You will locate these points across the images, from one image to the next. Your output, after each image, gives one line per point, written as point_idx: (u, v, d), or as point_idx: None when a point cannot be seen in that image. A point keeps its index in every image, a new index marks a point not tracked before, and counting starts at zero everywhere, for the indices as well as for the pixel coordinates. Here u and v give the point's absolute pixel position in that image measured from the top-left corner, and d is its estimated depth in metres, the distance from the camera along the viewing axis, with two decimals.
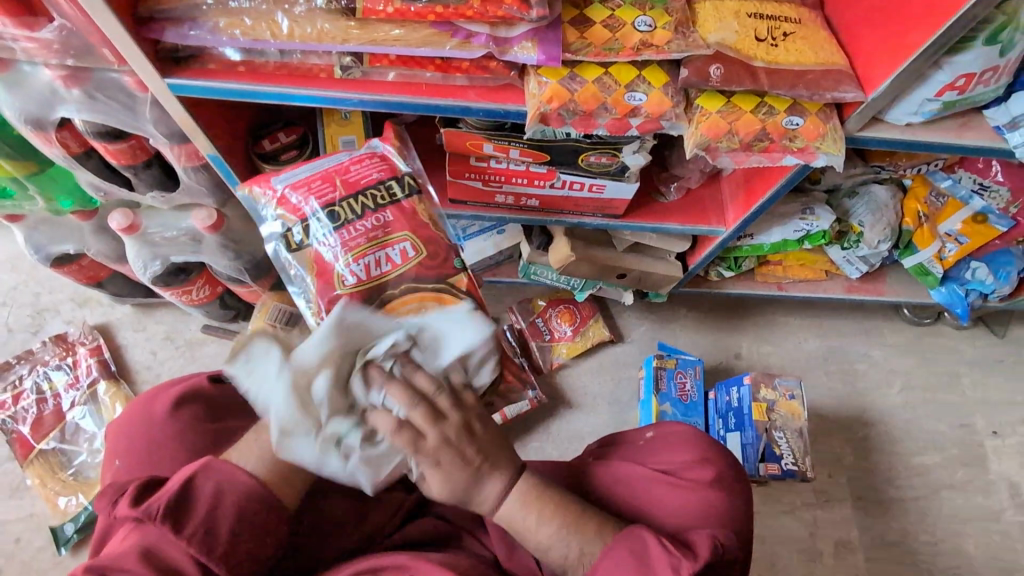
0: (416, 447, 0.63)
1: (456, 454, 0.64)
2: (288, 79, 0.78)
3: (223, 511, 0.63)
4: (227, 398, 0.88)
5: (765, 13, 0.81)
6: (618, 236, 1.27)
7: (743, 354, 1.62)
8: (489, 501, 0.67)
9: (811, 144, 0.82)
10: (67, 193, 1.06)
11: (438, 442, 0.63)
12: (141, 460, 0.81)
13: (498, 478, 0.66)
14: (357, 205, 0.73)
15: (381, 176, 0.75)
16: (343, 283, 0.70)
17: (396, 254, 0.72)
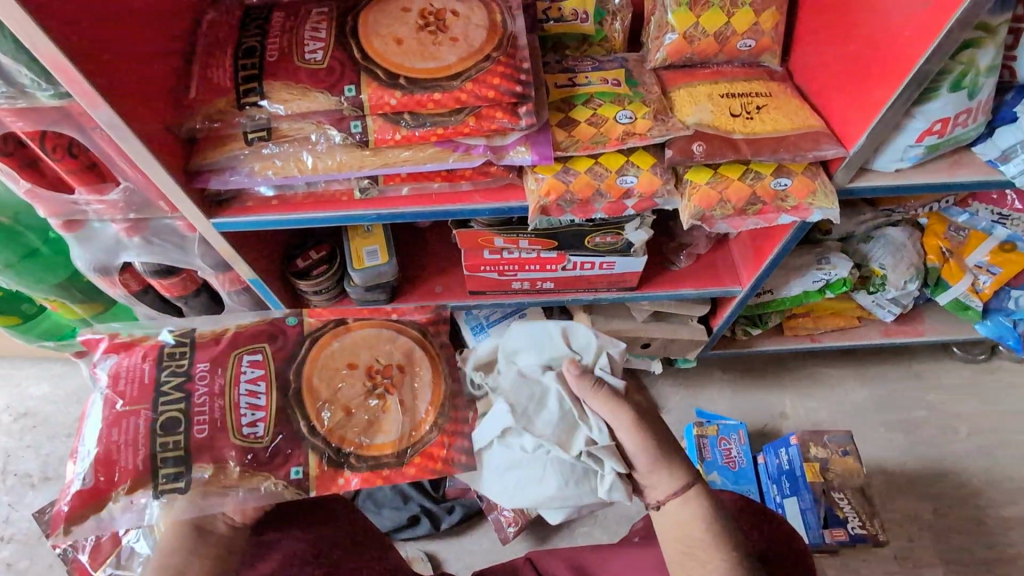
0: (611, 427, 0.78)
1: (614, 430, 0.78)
2: (315, 205, 0.88)
3: None
4: None
5: (737, 92, 0.88)
6: (636, 306, 1.29)
7: (790, 413, 1.56)
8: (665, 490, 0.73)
9: (804, 202, 0.85)
10: (127, 326, 1.19)
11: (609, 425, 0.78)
12: None
13: (682, 476, 0.72)
14: (171, 390, 0.71)
15: (153, 357, 0.73)
16: (260, 433, 0.72)
17: (251, 371, 0.75)
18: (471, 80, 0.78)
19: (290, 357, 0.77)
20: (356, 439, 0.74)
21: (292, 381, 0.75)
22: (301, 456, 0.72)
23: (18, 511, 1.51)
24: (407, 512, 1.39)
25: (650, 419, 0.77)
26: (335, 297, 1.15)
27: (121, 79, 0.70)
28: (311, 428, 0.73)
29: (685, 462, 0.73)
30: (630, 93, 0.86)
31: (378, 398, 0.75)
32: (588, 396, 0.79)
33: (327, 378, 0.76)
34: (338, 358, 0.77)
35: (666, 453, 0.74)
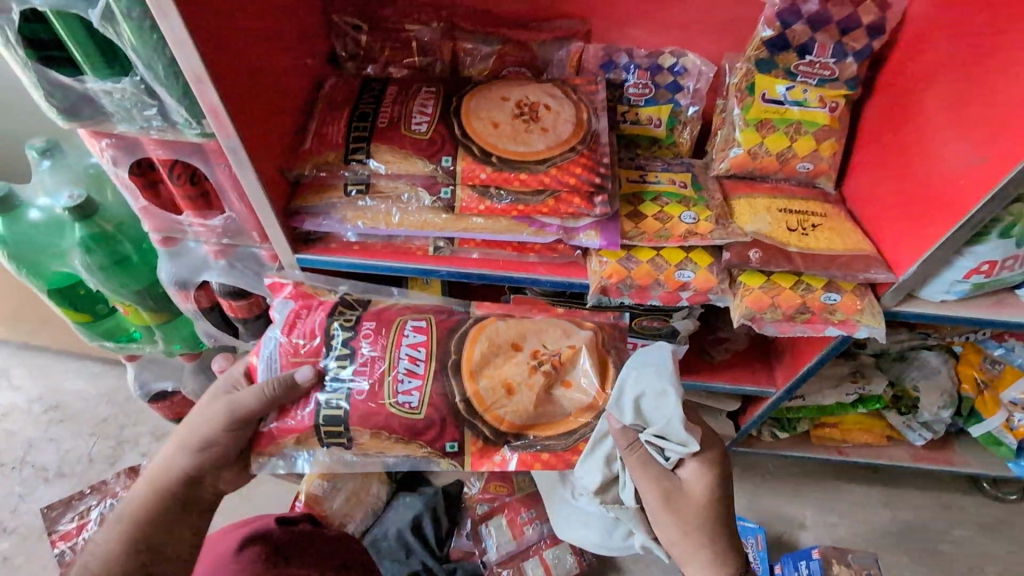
0: (661, 500, 0.78)
1: (662, 509, 0.78)
2: (390, 255, 0.95)
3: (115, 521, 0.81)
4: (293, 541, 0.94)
5: (794, 209, 0.95)
6: None
7: (808, 525, 1.52)
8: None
9: (851, 317, 0.90)
10: (183, 338, 1.23)
11: (662, 509, 0.78)
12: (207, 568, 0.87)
13: (718, 566, 0.78)
14: (335, 366, 0.84)
15: (329, 316, 0.88)
16: (413, 407, 0.82)
17: (414, 336, 0.86)
18: (555, 165, 0.86)
19: (455, 328, 0.87)
20: (525, 424, 0.83)
21: (452, 353, 0.85)
22: (457, 434, 0.82)
23: (28, 504, 1.52)
24: (408, 566, 1.39)
25: (701, 502, 0.78)
26: None
27: (254, 127, 0.79)
28: (470, 408, 0.82)
29: (726, 553, 0.78)
30: (694, 196, 0.94)
31: (542, 377, 0.83)
32: (624, 456, 0.80)
33: (490, 354, 0.84)
34: (506, 336, 0.86)
35: (707, 534, 0.78)
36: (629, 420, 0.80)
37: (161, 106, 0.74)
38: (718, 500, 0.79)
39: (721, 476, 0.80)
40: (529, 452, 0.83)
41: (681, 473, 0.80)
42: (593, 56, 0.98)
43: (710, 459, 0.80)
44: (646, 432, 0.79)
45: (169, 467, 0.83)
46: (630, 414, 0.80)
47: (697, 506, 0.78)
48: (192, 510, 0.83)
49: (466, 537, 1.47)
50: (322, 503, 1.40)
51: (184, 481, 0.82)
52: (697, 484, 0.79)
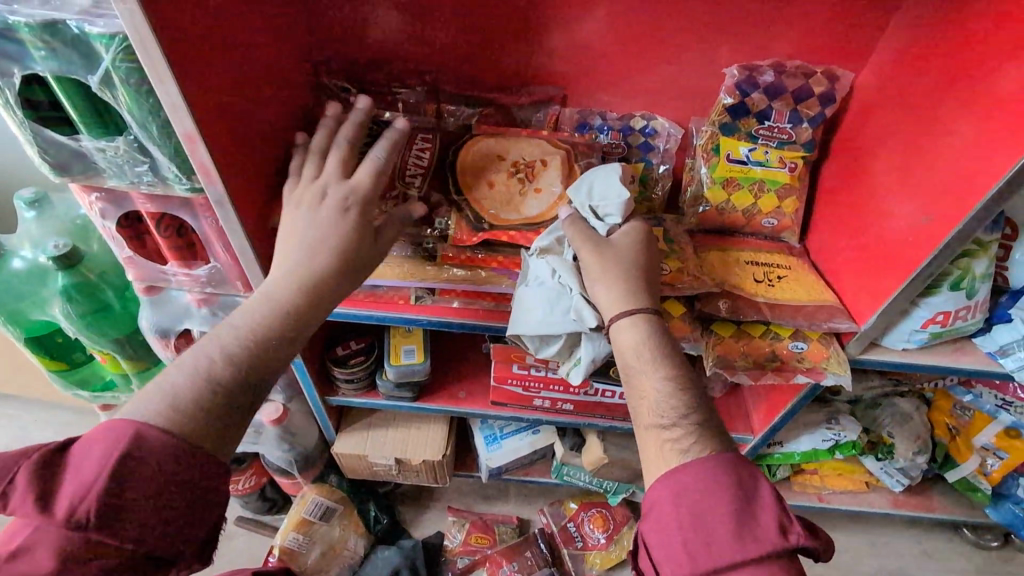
0: (587, 237, 0.83)
1: (588, 239, 0.83)
2: (373, 304, 0.97)
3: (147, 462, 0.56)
4: None
5: (760, 261, 1.00)
6: None
7: None
8: (614, 313, 0.78)
9: (818, 365, 0.94)
10: None
11: (590, 252, 0.81)
12: None
13: (634, 302, 0.77)
14: None
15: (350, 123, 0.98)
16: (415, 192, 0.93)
17: (421, 145, 0.97)
18: (543, 229, 0.90)
19: (453, 140, 0.99)
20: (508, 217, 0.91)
21: (447, 158, 0.97)
22: (445, 217, 0.92)
23: None
24: None
25: (628, 252, 0.82)
26: (363, 388, 1.21)
27: (241, 181, 0.82)
28: (458, 192, 0.92)
29: (645, 298, 0.78)
30: (667, 249, 0.97)
31: (517, 180, 0.94)
32: (565, 227, 0.85)
33: (478, 159, 0.96)
34: (492, 149, 0.96)
35: (638, 285, 0.79)
36: (579, 203, 0.88)
37: (152, 163, 0.77)
38: (644, 255, 0.82)
39: (649, 250, 0.83)
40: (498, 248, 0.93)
41: (615, 234, 0.84)
42: (568, 118, 1.05)
43: (642, 231, 0.85)
44: (603, 207, 0.86)
45: (247, 331, 0.67)
46: (584, 198, 0.88)
47: (635, 248, 0.82)
48: (254, 388, 0.66)
49: None
50: (297, 556, 1.36)
51: (305, 308, 0.71)
52: (626, 240, 0.83)
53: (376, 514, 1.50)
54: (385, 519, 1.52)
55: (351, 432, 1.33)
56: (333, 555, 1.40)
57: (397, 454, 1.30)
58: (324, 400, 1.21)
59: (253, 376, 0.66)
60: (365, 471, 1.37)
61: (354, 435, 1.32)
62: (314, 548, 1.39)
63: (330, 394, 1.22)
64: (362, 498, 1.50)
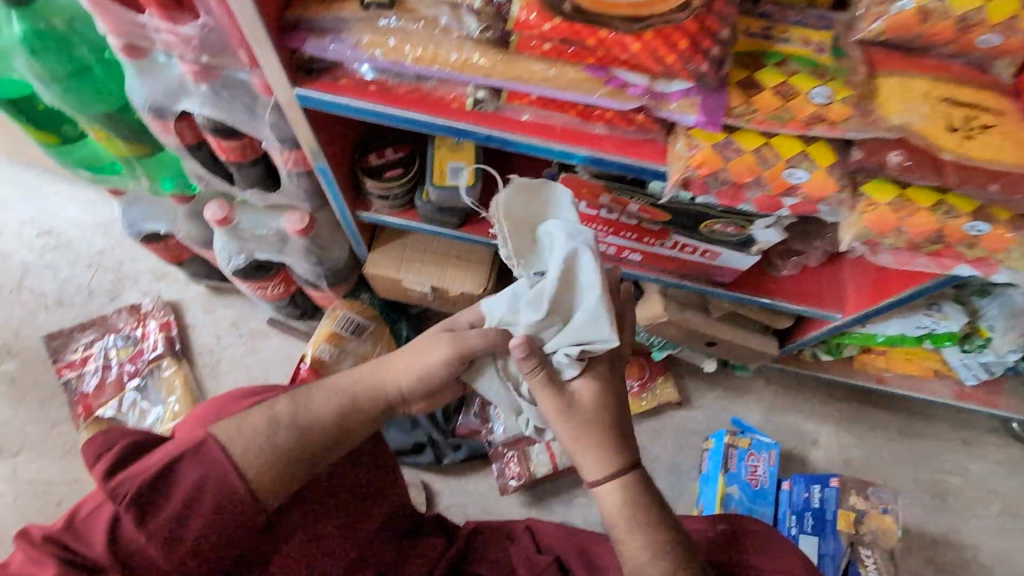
0: (555, 399, 0.77)
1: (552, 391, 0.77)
2: (418, 104, 0.73)
3: (199, 505, 0.66)
4: None
5: (963, 99, 0.66)
6: (715, 303, 1.18)
7: (822, 443, 1.54)
8: (583, 408, 0.77)
9: (993, 256, 0.72)
10: (171, 176, 1.07)
11: (555, 398, 0.77)
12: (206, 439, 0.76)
13: (592, 409, 0.78)
14: None
15: None
16: None
17: None
18: (648, 36, 0.60)
19: None
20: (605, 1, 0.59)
21: None
22: None
23: (29, 330, 1.49)
24: (413, 437, 1.41)
25: (592, 414, 0.78)
26: (400, 207, 1.04)
27: None
28: None
29: (619, 452, 0.78)
30: (833, 66, 0.68)
31: None
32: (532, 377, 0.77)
33: None
34: None
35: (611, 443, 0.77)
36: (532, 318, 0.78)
37: None
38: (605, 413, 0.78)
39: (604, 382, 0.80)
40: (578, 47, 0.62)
41: (575, 384, 0.79)
42: None
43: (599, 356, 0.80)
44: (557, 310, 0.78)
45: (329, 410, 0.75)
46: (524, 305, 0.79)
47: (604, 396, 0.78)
48: (301, 462, 0.72)
49: (474, 416, 1.43)
50: (328, 366, 1.33)
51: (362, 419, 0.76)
52: (589, 391, 0.79)
53: (408, 334, 1.44)
54: None
55: (384, 253, 1.21)
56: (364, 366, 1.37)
57: (434, 283, 1.19)
58: (356, 216, 1.05)
59: (298, 474, 0.72)
60: (398, 294, 1.28)
61: (389, 256, 1.21)
62: (346, 358, 1.36)
63: (361, 209, 1.05)
64: (393, 317, 1.44)
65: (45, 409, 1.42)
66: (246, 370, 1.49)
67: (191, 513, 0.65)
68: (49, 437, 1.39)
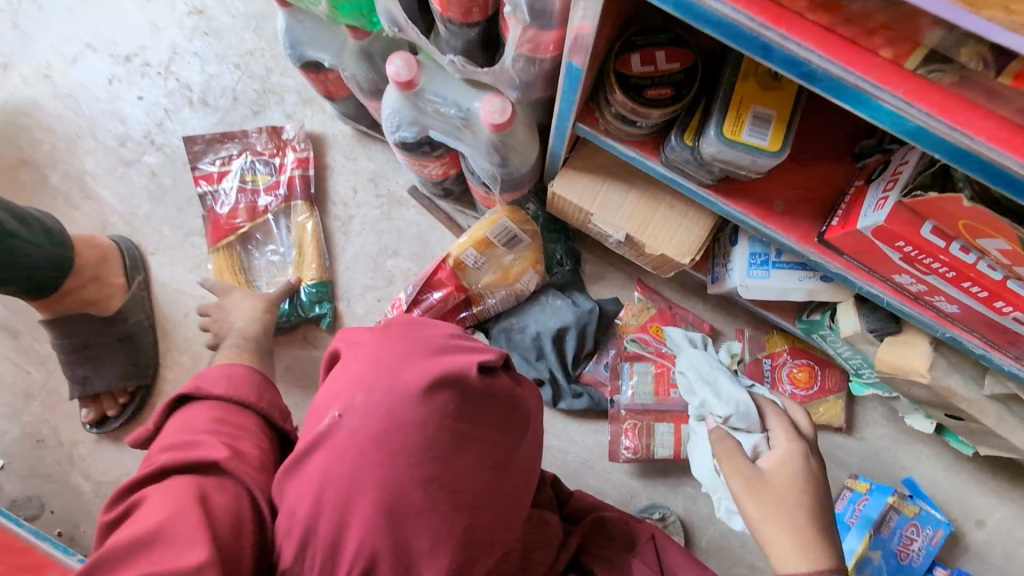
0: (751, 475, 0.80)
1: (744, 474, 0.80)
2: (837, 42, 0.48)
3: (217, 412, 0.77)
4: (486, 395, 0.71)
5: None
6: (994, 376, 0.86)
7: (988, 528, 1.29)
8: (781, 481, 0.78)
9: None
10: (352, 3, 0.82)
11: (747, 472, 0.80)
12: (381, 404, 0.67)
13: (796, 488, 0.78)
14: None
15: None
16: None
17: None
18: None
19: None
20: None
21: None
22: None
23: (172, 124, 1.39)
24: (534, 370, 1.26)
25: (792, 491, 0.77)
26: (641, 137, 0.75)
27: None
28: None
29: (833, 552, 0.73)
30: None
31: None
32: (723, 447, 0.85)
33: None
34: None
35: (815, 531, 0.74)
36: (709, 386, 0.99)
37: None
38: (810, 495, 0.77)
39: (808, 463, 0.80)
40: None
41: (765, 461, 0.82)
42: None
43: (799, 436, 0.83)
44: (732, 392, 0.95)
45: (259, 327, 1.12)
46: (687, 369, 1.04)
47: (803, 469, 0.79)
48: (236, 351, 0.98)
49: (604, 368, 1.29)
50: (468, 272, 1.19)
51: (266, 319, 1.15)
52: (786, 464, 0.80)
53: (562, 258, 1.27)
54: (568, 265, 1.29)
55: (581, 172, 0.93)
56: (503, 281, 1.21)
57: (630, 232, 0.92)
58: (574, 127, 0.77)
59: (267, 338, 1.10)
60: (576, 221, 1.03)
61: (586, 178, 0.93)
62: (487, 267, 1.20)
63: (584, 120, 0.76)
64: (553, 236, 1.26)
65: (179, 216, 1.36)
66: (376, 238, 1.34)
67: (209, 406, 0.77)
68: (181, 247, 1.35)
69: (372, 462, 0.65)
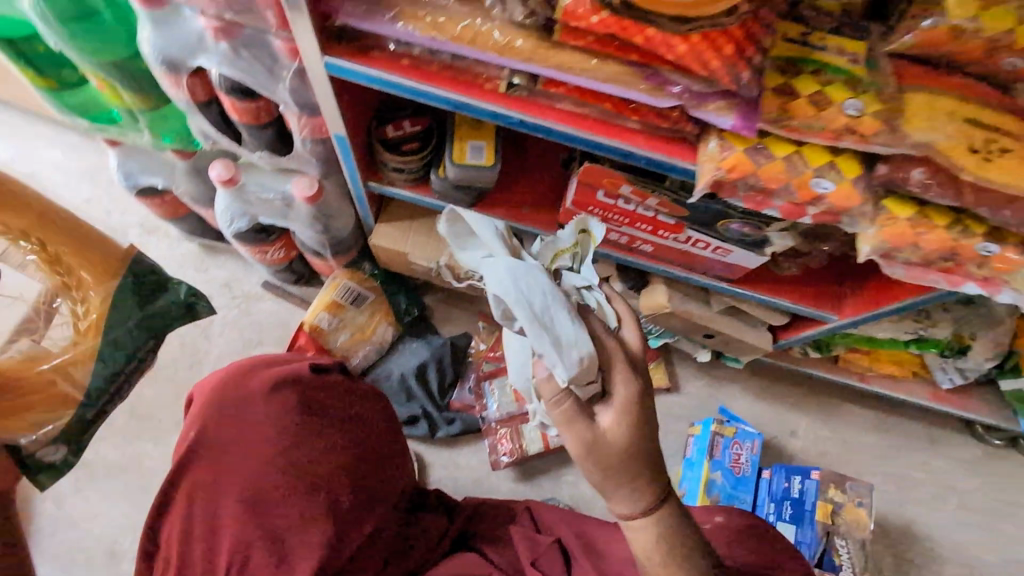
0: (588, 436, 0.70)
1: (581, 432, 0.70)
2: (445, 81, 0.72)
3: None
4: (324, 389, 0.89)
5: (982, 121, 0.72)
6: (716, 295, 1.19)
7: (800, 434, 1.60)
8: (618, 435, 0.70)
9: (999, 276, 0.72)
10: (172, 131, 1.03)
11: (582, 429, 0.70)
12: (229, 415, 0.82)
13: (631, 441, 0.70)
14: None
15: None
16: None
17: None
18: (694, 32, 0.59)
19: None
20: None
21: None
22: None
23: None
24: (408, 409, 1.42)
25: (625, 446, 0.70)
26: (415, 182, 1.02)
27: None
28: None
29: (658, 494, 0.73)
30: (867, 79, 0.69)
31: None
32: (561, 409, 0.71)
33: None
34: None
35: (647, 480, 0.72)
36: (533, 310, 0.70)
37: None
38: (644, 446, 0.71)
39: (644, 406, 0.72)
40: (615, 15, 0.59)
41: (601, 418, 0.71)
42: None
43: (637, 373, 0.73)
44: (568, 329, 0.69)
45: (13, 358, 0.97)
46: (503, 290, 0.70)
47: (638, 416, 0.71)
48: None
49: (469, 392, 1.46)
50: (326, 335, 1.35)
51: None
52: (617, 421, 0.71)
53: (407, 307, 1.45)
54: (415, 312, 1.47)
55: (392, 224, 1.19)
56: (360, 337, 1.39)
57: (440, 258, 1.17)
58: (366, 186, 1.03)
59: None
60: (402, 266, 1.27)
61: (396, 228, 1.19)
62: (343, 328, 1.37)
63: (372, 180, 1.03)
64: (393, 289, 1.44)
65: None
66: (238, 332, 1.46)
67: None
68: None
69: (228, 459, 0.80)
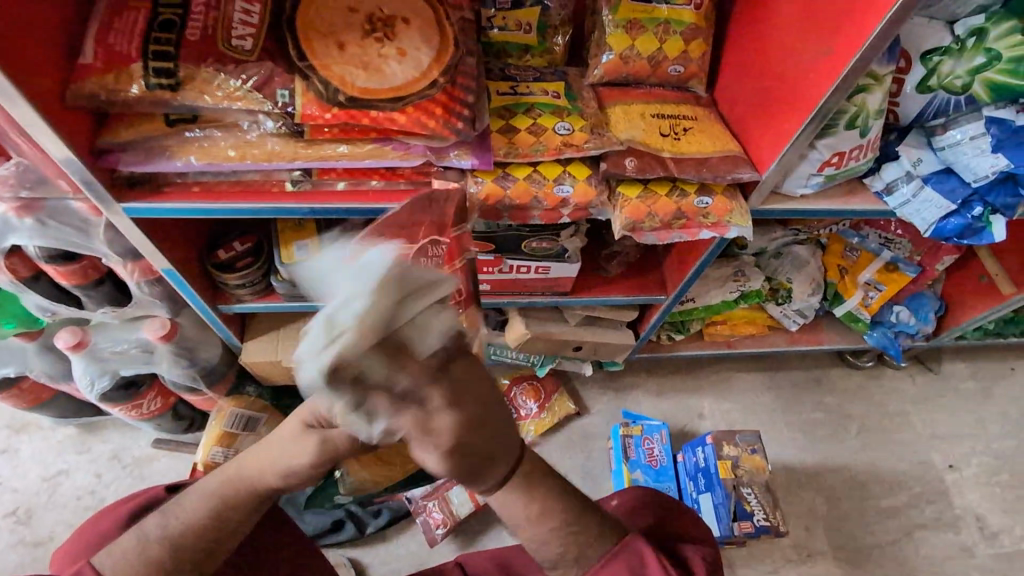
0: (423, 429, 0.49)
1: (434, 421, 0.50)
2: (240, 195, 0.84)
3: None
4: None
5: (666, 113, 0.94)
6: (569, 310, 1.33)
7: (707, 414, 1.72)
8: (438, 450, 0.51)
9: (722, 220, 0.91)
10: (12, 316, 1.07)
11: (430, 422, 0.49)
12: None
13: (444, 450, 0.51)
14: (162, 33, 0.74)
15: None
16: (244, 50, 0.76)
17: None
18: (410, 106, 0.77)
19: None
20: (371, 87, 0.75)
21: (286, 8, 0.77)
22: (289, 79, 0.76)
23: None
24: (331, 516, 1.40)
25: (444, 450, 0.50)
26: (262, 292, 1.11)
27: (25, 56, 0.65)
28: (299, 52, 0.75)
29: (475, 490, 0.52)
30: (569, 106, 0.89)
31: (376, 45, 0.76)
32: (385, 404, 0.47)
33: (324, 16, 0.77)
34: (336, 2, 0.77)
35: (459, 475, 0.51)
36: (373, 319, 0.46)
37: None
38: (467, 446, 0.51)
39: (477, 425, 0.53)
40: (343, 109, 0.76)
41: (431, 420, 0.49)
42: None
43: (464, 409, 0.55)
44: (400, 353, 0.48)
45: None
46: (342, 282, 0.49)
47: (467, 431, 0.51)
48: None
49: None
50: None
51: None
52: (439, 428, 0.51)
53: None
54: None
55: (259, 340, 1.25)
56: None
57: None
58: (217, 309, 1.10)
59: None
60: (282, 377, 1.30)
61: (264, 342, 1.25)
62: None
63: (221, 302, 1.11)
64: None
65: None
66: None
67: None
68: None
69: None
